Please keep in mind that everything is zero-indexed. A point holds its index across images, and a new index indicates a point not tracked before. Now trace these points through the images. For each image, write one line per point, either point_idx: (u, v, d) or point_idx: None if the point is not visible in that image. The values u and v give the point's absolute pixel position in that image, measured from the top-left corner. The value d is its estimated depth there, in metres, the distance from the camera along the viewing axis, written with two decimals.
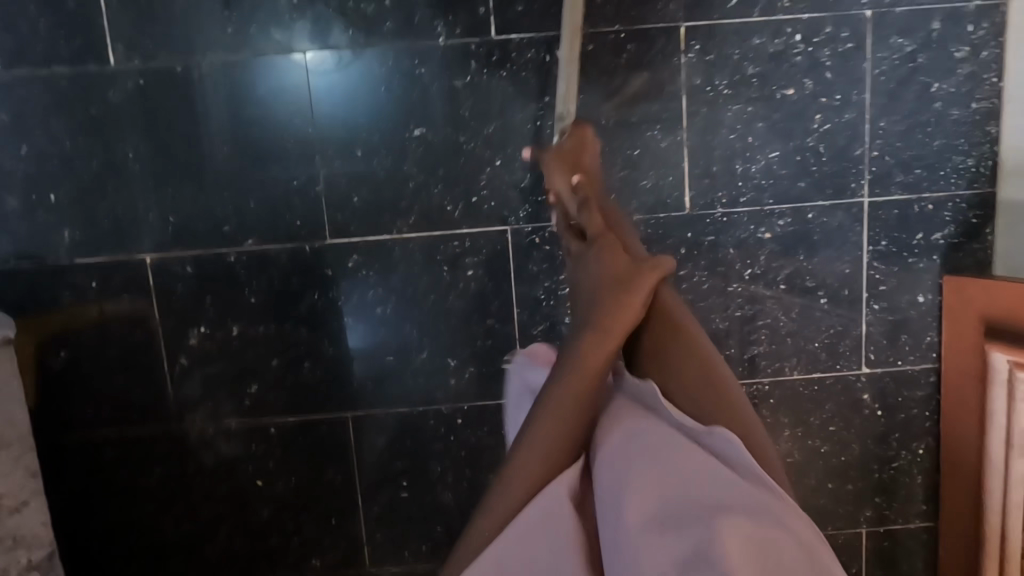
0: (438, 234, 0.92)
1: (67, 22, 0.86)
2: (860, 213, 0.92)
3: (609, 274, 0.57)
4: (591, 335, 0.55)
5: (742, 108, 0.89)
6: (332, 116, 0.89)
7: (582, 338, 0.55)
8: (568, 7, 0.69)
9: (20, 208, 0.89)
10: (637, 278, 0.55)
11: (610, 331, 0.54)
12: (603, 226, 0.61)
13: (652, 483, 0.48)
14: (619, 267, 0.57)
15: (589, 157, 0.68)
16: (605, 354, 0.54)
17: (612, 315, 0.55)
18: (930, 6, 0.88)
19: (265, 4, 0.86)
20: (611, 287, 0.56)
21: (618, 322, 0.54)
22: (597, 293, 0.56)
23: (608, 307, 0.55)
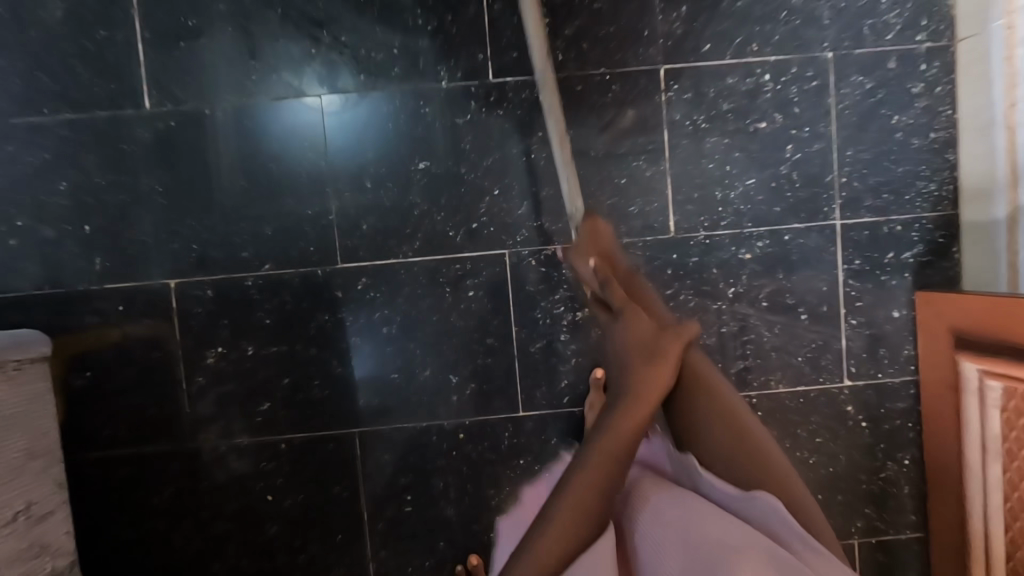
0: (441, 258, 0.99)
1: (107, 72, 0.96)
2: (833, 234, 0.99)
3: (638, 346, 0.67)
4: (636, 402, 0.63)
5: (719, 140, 0.98)
6: (343, 151, 0.97)
7: (619, 404, 0.64)
8: (546, 92, 0.91)
9: (56, 238, 0.97)
10: (662, 350, 0.65)
11: (642, 398, 0.63)
12: (627, 299, 0.72)
13: (681, 532, 0.57)
14: (652, 339, 0.66)
15: (606, 240, 0.82)
16: (647, 419, 0.63)
17: (645, 383, 0.63)
18: (886, 47, 0.97)
19: (284, 54, 0.96)
20: (646, 359, 0.65)
21: (650, 389, 0.63)
22: (631, 361, 0.66)
23: (640, 375, 0.64)
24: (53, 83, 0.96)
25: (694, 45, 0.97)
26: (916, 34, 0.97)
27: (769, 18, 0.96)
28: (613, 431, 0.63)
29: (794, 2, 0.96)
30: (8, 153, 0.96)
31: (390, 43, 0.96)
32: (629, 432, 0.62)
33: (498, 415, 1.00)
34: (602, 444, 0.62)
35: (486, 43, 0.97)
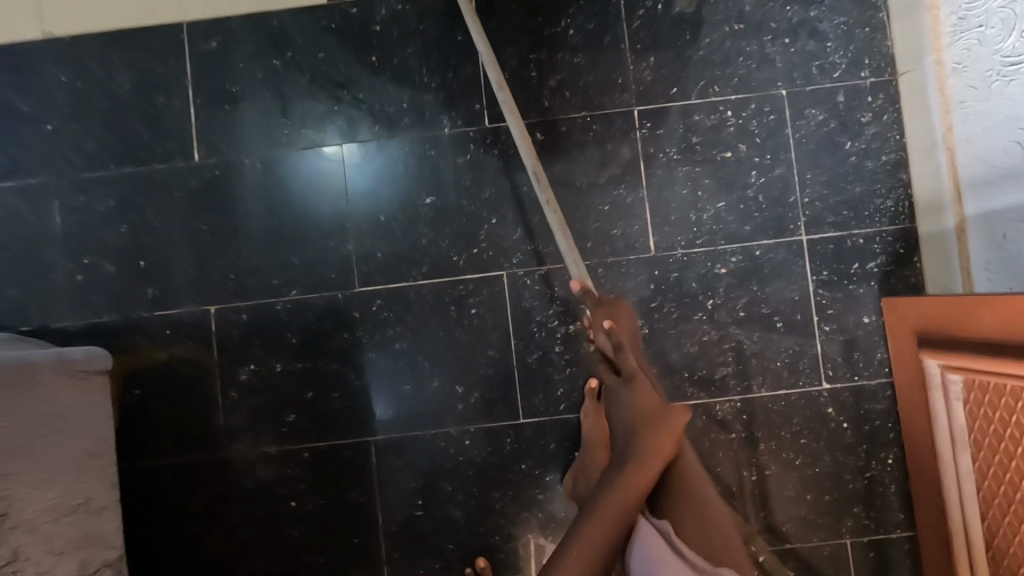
0: (446, 280, 1.11)
1: (165, 132, 1.14)
2: (800, 248, 1.09)
3: (649, 418, 0.86)
4: (641, 462, 0.81)
5: (690, 169, 1.10)
6: (361, 190, 1.12)
7: (635, 463, 0.81)
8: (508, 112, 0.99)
9: (116, 272, 1.12)
10: (670, 424, 0.84)
11: (654, 460, 0.81)
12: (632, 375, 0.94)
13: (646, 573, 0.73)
14: (654, 411, 0.87)
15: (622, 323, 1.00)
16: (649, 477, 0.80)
17: (657, 448, 0.82)
18: (834, 83, 1.10)
19: (313, 112, 1.13)
20: (652, 427, 0.85)
21: (655, 458, 0.81)
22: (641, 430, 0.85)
23: (652, 442, 0.83)
24: (120, 143, 1.14)
25: (663, 89, 1.11)
26: (860, 71, 1.10)
27: (727, 63, 1.11)
28: (625, 488, 0.79)
29: (749, 49, 1.11)
30: (80, 203, 1.13)
31: (400, 99, 1.12)
32: (642, 486, 0.79)
33: (501, 422, 1.10)
34: (619, 493, 0.79)
35: (482, 95, 1.12)
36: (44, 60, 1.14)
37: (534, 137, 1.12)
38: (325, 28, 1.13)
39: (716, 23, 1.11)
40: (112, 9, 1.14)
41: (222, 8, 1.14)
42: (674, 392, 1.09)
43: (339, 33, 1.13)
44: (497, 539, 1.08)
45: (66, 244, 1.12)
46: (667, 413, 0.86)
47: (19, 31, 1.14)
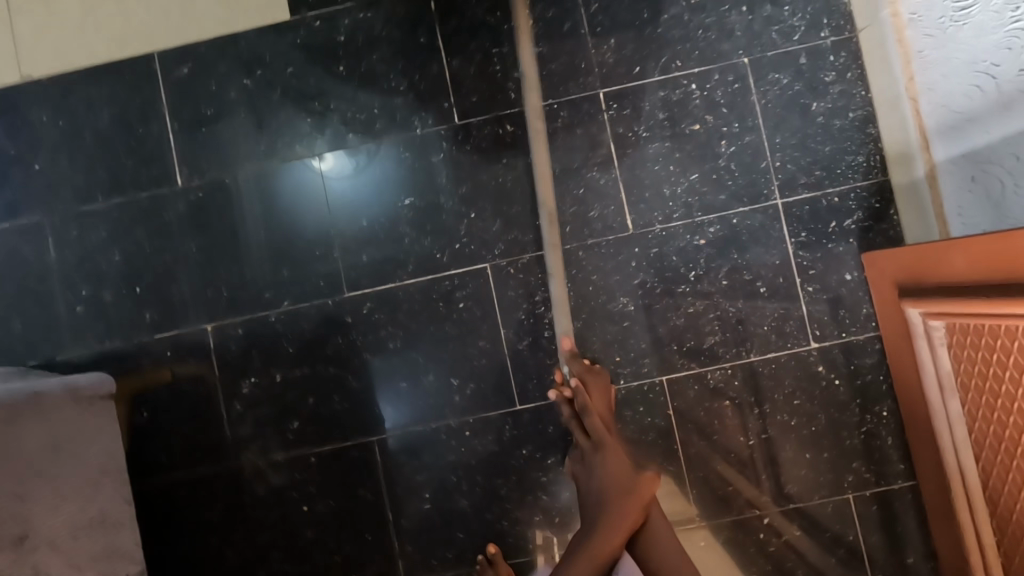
0: (432, 277, 1.13)
1: (148, 159, 1.17)
2: (776, 212, 1.10)
3: (616, 487, 0.92)
4: (610, 522, 0.90)
5: (660, 145, 1.12)
6: (342, 198, 1.15)
7: (605, 529, 0.90)
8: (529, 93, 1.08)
9: (114, 298, 1.16)
10: (640, 489, 0.91)
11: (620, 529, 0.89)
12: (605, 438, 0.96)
13: None
14: (623, 476, 0.92)
15: (597, 388, 0.99)
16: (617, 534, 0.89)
17: (624, 516, 0.90)
18: (795, 46, 1.11)
19: (288, 126, 1.16)
20: (621, 491, 0.91)
21: (623, 518, 0.90)
22: (612, 492, 0.92)
23: (619, 510, 0.90)
24: (106, 174, 1.17)
25: (626, 69, 1.12)
26: (819, 31, 1.10)
27: (687, 38, 1.12)
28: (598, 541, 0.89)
29: (708, 21, 1.12)
30: (73, 236, 1.17)
31: (371, 105, 1.15)
32: (614, 542, 0.89)
33: (498, 411, 1.12)
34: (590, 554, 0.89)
35: (450, 93, 1.14)
36: (25, 101, 1.18)
37: (504, 130, 1.14)
38: (292, 43, 1.16)
39: None
40: (85, 44, 1.18)
41: (191, 35, 1.17)
42: (665, 365, 1.10)
43: (305, 46, 1.16)
44: (506, 524, 1.10)
45: (65, 276, 1.16)
46: (638, 477, 0.92)
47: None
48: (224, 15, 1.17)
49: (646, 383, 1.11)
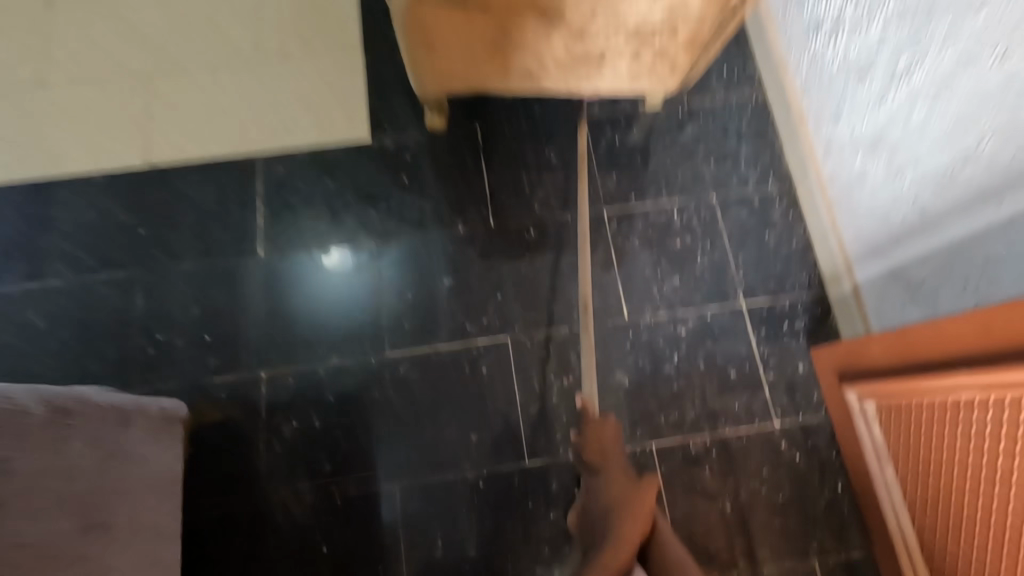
0: (462, 345, 1.36)
1: (237, 233, 1.44)
2: (740, 312, 1.38)
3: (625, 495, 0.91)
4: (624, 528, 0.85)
5: (649, 253, 1.43)
6: (390, 275, 1.41)
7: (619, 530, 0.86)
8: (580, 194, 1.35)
9: (185, 344, 1.35)
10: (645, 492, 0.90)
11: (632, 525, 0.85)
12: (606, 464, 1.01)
13: None
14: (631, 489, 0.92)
15: (605, 434, 1.05)
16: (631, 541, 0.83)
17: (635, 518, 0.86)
18: (749, 191, 1.48)
19: (357, 216, 1.45)
20: (627, 501, 0.91)
21: (634, 523, 0.86)
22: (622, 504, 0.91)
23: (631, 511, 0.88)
24: (199, 243, 1.43)
25: (624, 197, 1.47)
26: (767, 183, 1.48)
27: (670, 179, 1.49)
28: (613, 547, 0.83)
29: (685, 168, 1.50)
30: (160, 290, 1.38)
31: (425, 206, 1.46)
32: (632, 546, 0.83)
33: (509, 465, 1.27)
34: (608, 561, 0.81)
35: (487, 202, 1.46)
36: (144, 182, 1.47)
37: (529, 233, 1.44)
38: (368, 157, 1.50)
39: (660, 151, 1.51)
40: (203, 144, 1.50)
41: (288, 144, 1.50)
42: (653, 432, 1.30)
43: (378, 161, 1.49)
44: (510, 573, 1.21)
45: (145, 324, 1.36)
46: (642, 483, 0.91)
47: (128, 162, 1.48)
48: (318, 132, 1.52)
49: (637, 447, 1.29)
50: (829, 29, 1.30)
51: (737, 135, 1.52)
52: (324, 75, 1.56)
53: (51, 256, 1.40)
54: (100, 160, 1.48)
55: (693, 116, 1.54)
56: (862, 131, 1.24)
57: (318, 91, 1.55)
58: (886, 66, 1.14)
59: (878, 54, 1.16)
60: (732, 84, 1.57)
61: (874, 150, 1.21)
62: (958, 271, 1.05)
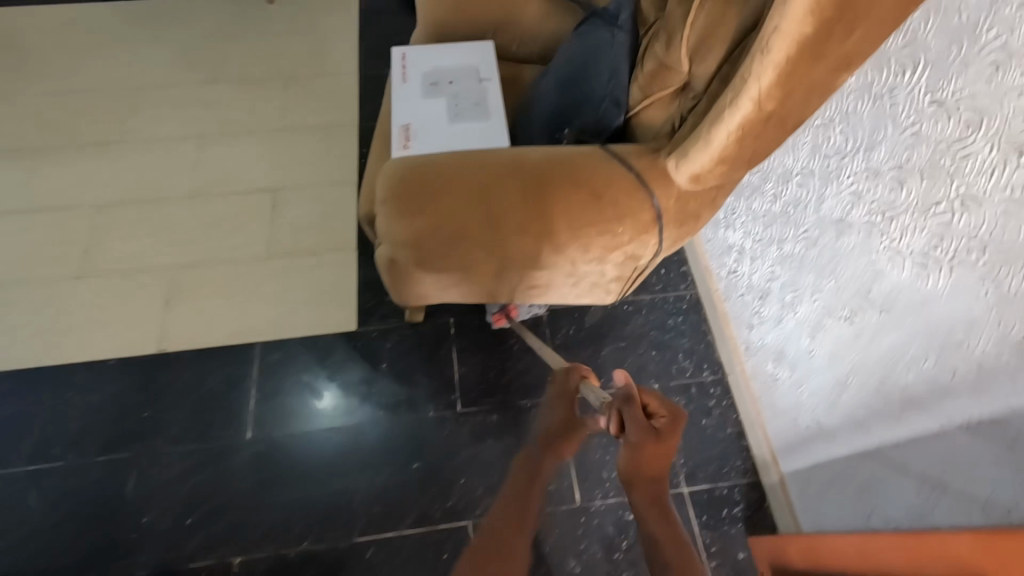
0: (427, 529, 1.47)
1: (229, 416, 1.60)
2: (683, 497, 1.51)
3: (655, 433, 0.97)
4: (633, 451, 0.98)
5: (602, 439, 1.58)
6: (365, 457, 1.55)
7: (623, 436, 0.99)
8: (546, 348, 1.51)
9: (168, 528, 1.45)
10: (666, 425, 0.98)
11: (658, 448, 0.97)
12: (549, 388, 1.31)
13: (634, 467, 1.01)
14: (653, 441, 0.97)
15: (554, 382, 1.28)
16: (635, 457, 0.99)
17: (659, 447, 0.98)
18: (687, 379, 1.67)
19: (339, 400, 1.63)
20: (650, 438, 0.96)
21: (651, 450, 0.97)
22: (645, 446, 0.97)
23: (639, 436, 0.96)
24: (195, 425, 1.58)
25: None
26: (702, 371, 1.68)
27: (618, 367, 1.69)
28: (637, 454, 0.98)
29: (631, 357, 1.71)
30: (152, 471, 1.51)
31: (401, 391, 1.65)
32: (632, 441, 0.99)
33: None
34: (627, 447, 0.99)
35: (456, 389, 1.65)
36: (154, 367, 1.66)
37: (492, 418, 1.62)
38: (354, 345, 1.71)
39: (609, 340, 1.73)
40: (211, 333, 1.72)
41: (285, 334, 1.73)
42: None
43: (362, 349, 1.71)
44: None
45: (133, 507, 1.47)
46: (666, 424, 0.98)
47: (143, 349, 1.69)
48: (312, 323, 1.75)
49: None
50: (737, 255, 1.60)
51: (675, 326, 1.76)
52: (322, 273, 1.83)
53: (59, 439, 1.55)
54: (118, 347, 1.69)
55: (637, 310, 1.78)
56: (769, 342, 1.47)
57: (316, 286, 1.81)
58: (777, 295, 1.41)
59: (773, 285, 1.43)
60: (669, 282, 1.83)
61: (780, 360, 1.43)
62: (849, 483, 1.20)
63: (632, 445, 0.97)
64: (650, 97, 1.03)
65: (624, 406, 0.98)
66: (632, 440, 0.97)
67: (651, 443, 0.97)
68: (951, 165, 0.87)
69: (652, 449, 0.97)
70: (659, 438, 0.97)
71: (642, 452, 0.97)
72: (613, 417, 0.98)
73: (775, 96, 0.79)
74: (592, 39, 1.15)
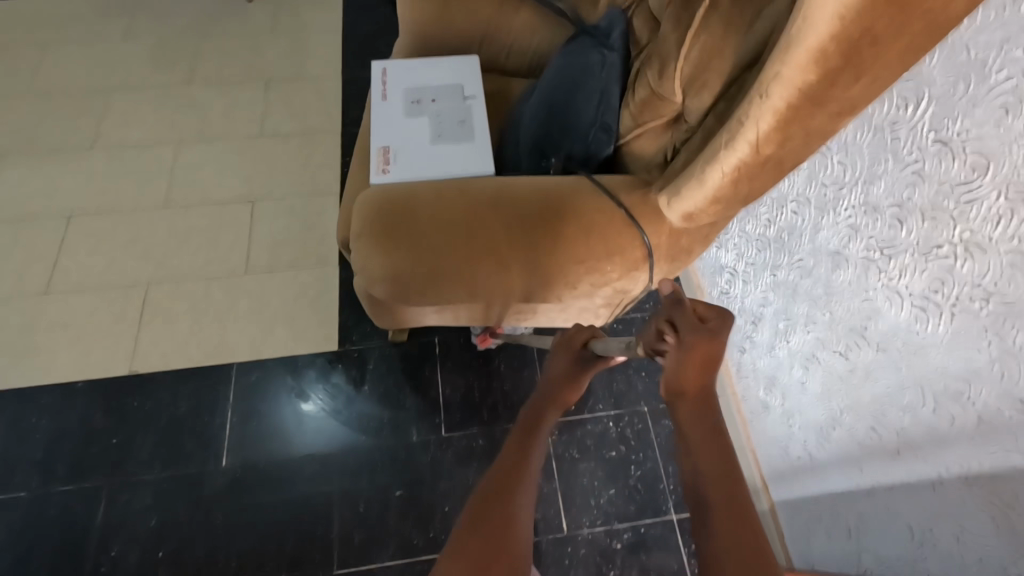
0: (409, 560, 1.43)
1: (203, 441, 1.53)
2: (672, 524, 1.49)
3: (706, 334, 0.75)
4: (677, 362, 0.74)
5: (590, 464, 1.55)
6: (344, 483, 1.50)
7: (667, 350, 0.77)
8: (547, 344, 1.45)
9: (136, 561, 1.39)
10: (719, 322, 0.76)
11: (710, 362, 0.74)
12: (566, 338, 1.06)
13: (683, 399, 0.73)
14: (705, 337, 0.74)
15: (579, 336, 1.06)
16: (682, 374, 0.74)
17: (710, 362, 0.74)
18: None
19: (318, 423, 1.57)
20: (697, 322, 0.76)
21: (699, 363, 0.73)
22: (692, 348, 0.74)
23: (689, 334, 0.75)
24: (167, 450, 1.52)
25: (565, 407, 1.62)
26: None
27: (606, 389, 1.65)
28: (681, 365, 0.74)
29: (619, 378, 1.67)
30: (121, 500, 1.45)
31: (383, 413, 1.59)
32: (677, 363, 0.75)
33: None
34: (675, 356, 0.75)
35: (440, 412, 1.60)
36: (124, 389, 1.59)
37: (477, 443, 1.57)
38: (334, 366, 1.65)
39: None
40: (185, 353, 1.66)
41: (263, 354, 1.66)
42: None
43: (343, 370, 1.65)
44: None
45: (100, 539, 1.41)
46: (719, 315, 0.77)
47: (112, 370, 1.62)
48: (290, 342, 1.69)
49: None
50: (729, 276, 1.55)
51: None
52: (301, 290, 1.77)
53: (21, 466, 1.48)
54: (86, 368, 1.62)
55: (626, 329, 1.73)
56: (761, 368, 1.43)
57: (295, 303, 1.75)
58: (770, 322, 1.37)
59: (765, 311, 1.38)
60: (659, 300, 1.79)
61: (771, 387, 1.39)
62: (840, 519, 1.17)
63: (683, 349, 0.75)
64: (643, 127, 0.98)
65: (672, 309, 0.78)
66: (683, 343, 0.75)
67: (704, 342, 0.74)
68: (955, 209, 0.83)
69: (703, 350, 0.74)
70: (713, 336, 0.75)
71: (683, 360, 0.74)
72: (659, 321, 0.79)
73: (773, 140, 0.74)
74: (580, 60, 1.09)
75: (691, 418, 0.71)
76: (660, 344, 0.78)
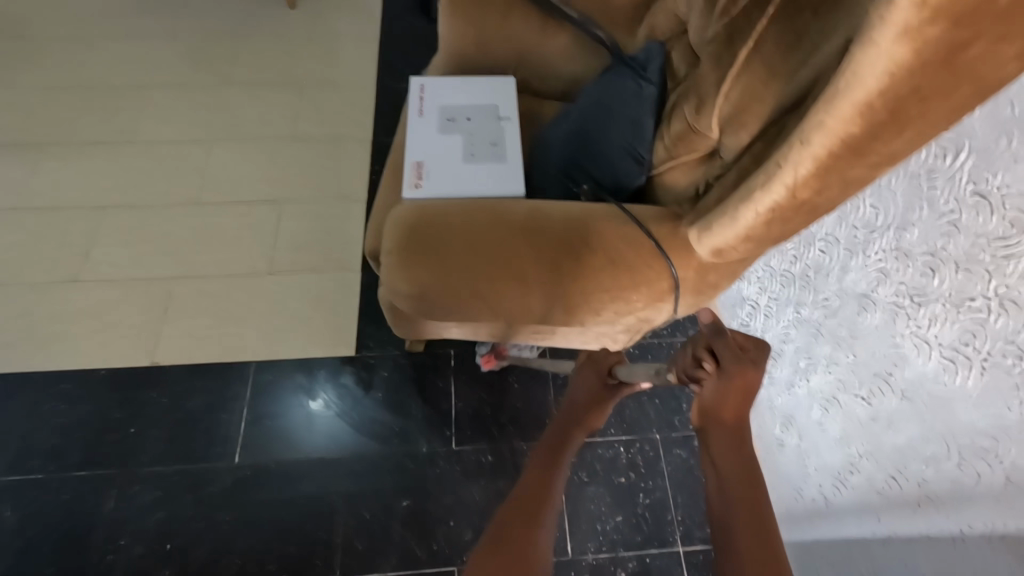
0: (411, 572, 1.42)
1: (216, 437, 1.55)
2: (678, 556, 1.47)
3: (744, 369, 0.88)
4: (716, 390, 0.89)
5: (598, 489, 1.54)
6: (351, 489, 1.50)
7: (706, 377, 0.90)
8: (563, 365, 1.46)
9: (143, 553, 1.41)
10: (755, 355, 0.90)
11: (744, 397, 0.89)
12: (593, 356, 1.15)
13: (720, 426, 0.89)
14: (744, 373, 0.88)
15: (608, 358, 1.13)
16: (720, 404, 0.89)
17: (744, 395, 0.89)
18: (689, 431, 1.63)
19: (330, 427, 1.58)
20: (739, 354, 0.89)
21: (738, 394, 0.89)
22: (732, 381, 0.88)
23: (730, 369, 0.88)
24: (181, 444, 1.54)
25: None
26: None
27: (618, 413, 1.65)
28: (724, 395, 0.89)
29: (632, 403, 1.66)
30: (133, 491, 1.47)
31: (393, 422, 1.60)
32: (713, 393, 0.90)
33: None
34: (713, 386, 0.89)
35: (450, 424, 1.61)
36: (144, 381, 1.63)
37: (486, 458, 1.57)
38: (349, 371, 1.67)
39: None
40: (205, 349, 1.69)
41: (280, 355, 1.69)
42: None
43: (357, 376, 1.66)
44: None
45: (109, 528, 1.43)
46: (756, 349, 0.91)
47: (133, 361, 1.65)
48: (308, 345, 1.71)
49: None
50: (750, 309, 1.54)
51: None
52: (322, 293, 1.79)
53: (40, 450, 1.51)
54: (109, 358, 1.65)
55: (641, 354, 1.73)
56: (778, 404, 1.42)
57: (315, 306, 1.77)
58: (790, 359, 1.35)
59: (785, 347, 1.37)
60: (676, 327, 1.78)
61: (788, 425, 1.37)
62: (853, 566, 1.15)
63: (723, 377, 0.88)
64: (676, 160, 0.99)
65: (715, 337, 0.90)
66: (724, 372, 0.89)
67: (747, 370, 0.88)
68: (991, 263, 0.82)
69: (741, 381, 0.88)
70: (753, 365, 0.89)
71: (722, 389, 0.89)
72: (699, 350, 0.90)
73: (811, 185, 0.75)
74: (616, 90, 1.10)
75: (725, 447, 0.88)
76: (702, 370, 0.90)
